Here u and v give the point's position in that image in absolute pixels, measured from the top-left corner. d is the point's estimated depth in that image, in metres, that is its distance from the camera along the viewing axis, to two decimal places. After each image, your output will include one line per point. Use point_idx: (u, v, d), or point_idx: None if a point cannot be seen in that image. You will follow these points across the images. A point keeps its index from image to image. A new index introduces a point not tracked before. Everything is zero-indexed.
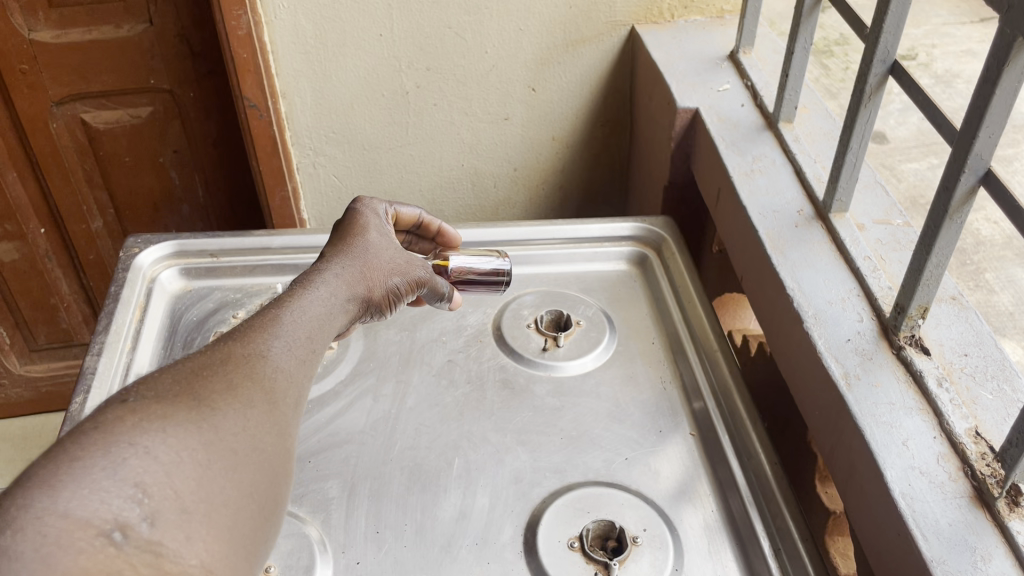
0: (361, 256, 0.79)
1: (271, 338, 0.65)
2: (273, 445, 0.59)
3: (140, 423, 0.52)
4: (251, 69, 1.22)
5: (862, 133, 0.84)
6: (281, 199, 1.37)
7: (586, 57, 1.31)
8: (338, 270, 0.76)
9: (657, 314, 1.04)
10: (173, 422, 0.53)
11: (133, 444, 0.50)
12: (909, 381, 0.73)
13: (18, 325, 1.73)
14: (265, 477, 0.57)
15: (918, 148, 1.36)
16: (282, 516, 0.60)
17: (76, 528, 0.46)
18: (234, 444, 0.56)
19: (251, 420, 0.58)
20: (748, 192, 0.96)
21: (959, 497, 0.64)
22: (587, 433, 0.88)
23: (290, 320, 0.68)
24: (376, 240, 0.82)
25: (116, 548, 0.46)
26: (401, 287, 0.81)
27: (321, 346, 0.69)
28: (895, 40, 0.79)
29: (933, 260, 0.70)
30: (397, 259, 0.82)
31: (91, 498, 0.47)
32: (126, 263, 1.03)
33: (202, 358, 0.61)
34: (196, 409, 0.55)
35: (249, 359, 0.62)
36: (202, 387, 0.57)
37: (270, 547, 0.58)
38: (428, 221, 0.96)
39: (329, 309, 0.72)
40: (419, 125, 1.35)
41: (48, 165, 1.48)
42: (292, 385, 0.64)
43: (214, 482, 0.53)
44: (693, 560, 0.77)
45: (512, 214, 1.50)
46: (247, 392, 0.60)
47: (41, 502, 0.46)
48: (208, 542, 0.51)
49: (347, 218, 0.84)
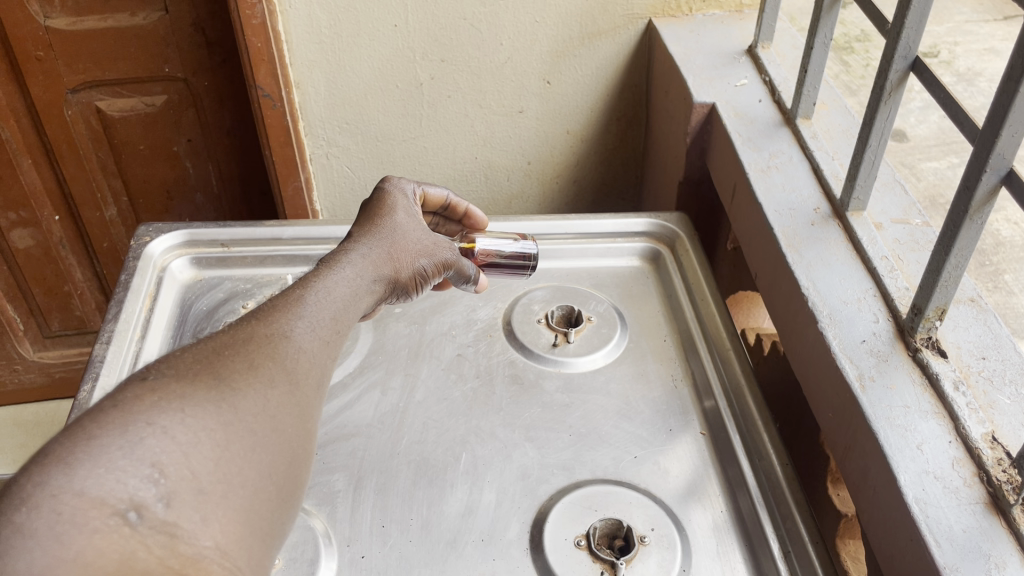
0: (388, 237, 0.79)
1: (294, 319, 0.64)
2: (294, 426, 0.59)
3: (159, 403, 0.51)
4: (265, 59, 1.22)
5: (882, 129, 0.83)
6: (294, 189, 1.37)
7: (602, 51, 1.30)
8: (364, 251, 0.76)
9: (670, 311, 1.03)
10: (193, 402, 0.53)
11: (151, 423, 0.50)
12: (925, 384, 0.72)
13: (33, 312, 1.74)
14: (283, 458, 0.57)
15: (937, 147, 1.34)
16: (299, 501, 0.59)
17: (91, 506, 0.45)
18: (253, 424, 0.55)
19: (272, 401, 0.58)
20: (764, 189, 0.95)
21: (974, 503, 0.63)
22: (596, 431, 0.87)
23: (314, 301, 0.67)
24: (402, 220, 0.81)
25: (131, 528, 0.46)
26: (428, 269, 0.81)
27: (346, 328, 0.69)
28: (917, 36, 0.77)
29: (953, 260, 0.69)
30: (424, 240, 0.81)
31: (107, 477, 0.47)
32: (136, 251, 1.03)
33: (224, 337, 0.60)
34: (216, 388, 0.55)
35: (272, 339, 0.62)
36: (222, 366, 0.57)
37: (288, 530, 0.57)
38: (456, 203, 0.95)
39: (353, 290, 0.72)
40: (434, 116, 1.34)
41: (62, 153, 1.48)
42: (314, 367, 0.63)
43: (232, 463, 0.52)
44: (701, 561, 0.76)
45: (526, 208, 1.49)
46: (267, 371, 0.59)
47: (57, 480, 0.45)
48: (223, 524, 0.50)
49: (374, 198, 0.84)
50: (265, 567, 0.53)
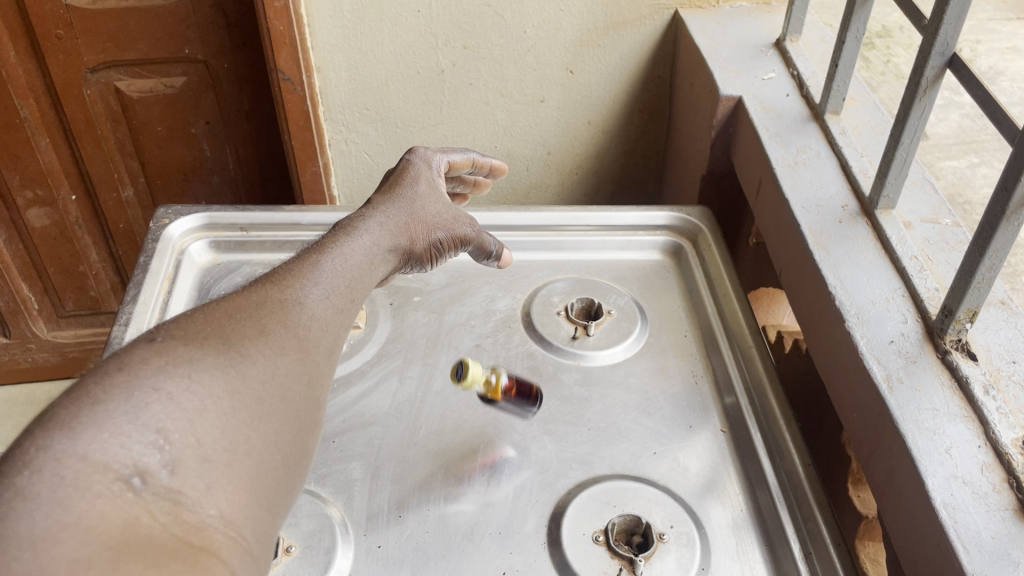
0: (406, 207, 0.80)
1: (309, 285, 0.64)
2: (303, 394, 0.58)
3: (166, 367, 0.50)
4: (287, 42, 1.20)
5: (914, 127, 0.81)
6: (312, 174, 1.36)
7: (626, 41, 1.28)
8: (382, 219, 0.77)
9: (691, 306, 1.02)
10: (200, 367, 0.52)
11: (158, 389, 0.49)
12: (954, 387, 0.71)
13: (47, 291, 1.74)
14: (292, 426, 0.56)
15: (959, 147, 1.29)
16: (308, 468, 0.58)
17: (94, 470, 0.44)
18: (261, 392, 0.54)
19: (282, 367, 0.57)
20: (792, 185, 0.93)
21: (1003, 510, 0.61)
22: (615, 425, 0.87)
23: (331, 266, 0.68)
24: (424, 192, 0.83)
25: (135, 494, 0.45)
26: (444, 243, 0.82)
27: (360, 297, 0.69)
28: (956, 32, 0.76)
29: (987, 262, 0.68)
30: (442, 214, 0.83)
31: (111, 442, 0.46)
32: (156, 233, 1.02)
33: (238, 299, 0.60)
34: (225, 354, 0.54)
35: (285, 304, 0.61)
36: (233, 331, 0.56)
37: (296, 497, 0.56)
38: (480, 163, 0.96)
39: (371, 258, 0.73)
40: (454, 104, 1.33)
41: (80, 133, 1.47)
42: (327, 332, 0.63)
43: (239, 431, 0.51)
44: (720, 560, 0.75)
45: (543, 198, 1.48)
46: (278, 337, 0.58)
47: (60, 444, 0.44)
48: (230, 493, 0.49)
49: (397, 168, 0.86)
50: (270, 538, 0.52)
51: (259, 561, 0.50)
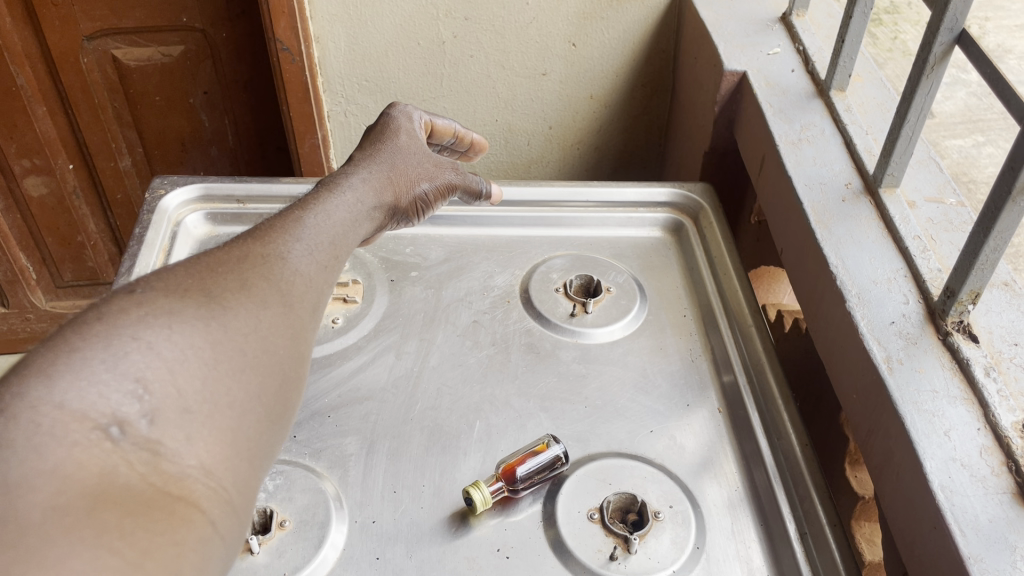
0: (389, 161, 0.81)
1: (292, 242, 0.64)
2: (287, 349, 0.57)
3: (145, 317, 0.50)
4: (285, 11, 1.18)
5: (922, 104, 0.80)
6: (311, 146, 1.35)
7: (629, 14, 1.26)
8: (365, 175, 0.78)
9: (691, 285, 1.01)
10: (180, 318, 0.51)
11: (136, 338, 0.48)
12: (954, 368, 0.70)
13: (46, 261, 1.73)
14: (275, 379, 0.55)
15: (963, 125, 1.26)
16: (292, 422, 0.57)
17: (71, 419, 0.43)
18: (243, 344, 0.53)
19: (264, 321, 0.56)
20: (795, 162, 0.92)
21: (1001, 493, 0.61)
22: (613, 404, 0.86)
23: (313, 223, 0.68)
24: (405, 144, 0.84)
25: (113, 444, 0.44)
26: (429, 194, 0.84)
27: (343, 254, 0.69)
28: (966, 7, 0.74)
29: (992, 243, 0.67)
30: (424, 164, 0.84)
31: (88, 391, 0.45)
32: (151, 204, 1.01)
33: (218, 254, 0.59)
34: (207, 305, 0.53)
35: (267, 260, 0.61)
36: (215, 284, 0.55)
37: (279, 452, 0.55)
38: (463, 135, 0.97)
39: (354, 215, 0.73)
40: (454, 76, 1.31)
41: (77, 101, 1.46)
42: (310, 288, 0.62)
43: (220, 383, 0.50)
44: (714, 539, 0.75)
45: (544, 173, 1.46)
46: (261, 292, 0.58)
47: (37, 392, 0.43)
48: (209, 444, 0.48)
49: (380, 122, 0.87)
50: (253, 490, 0.51)
51: (241, 514, 0.49)
